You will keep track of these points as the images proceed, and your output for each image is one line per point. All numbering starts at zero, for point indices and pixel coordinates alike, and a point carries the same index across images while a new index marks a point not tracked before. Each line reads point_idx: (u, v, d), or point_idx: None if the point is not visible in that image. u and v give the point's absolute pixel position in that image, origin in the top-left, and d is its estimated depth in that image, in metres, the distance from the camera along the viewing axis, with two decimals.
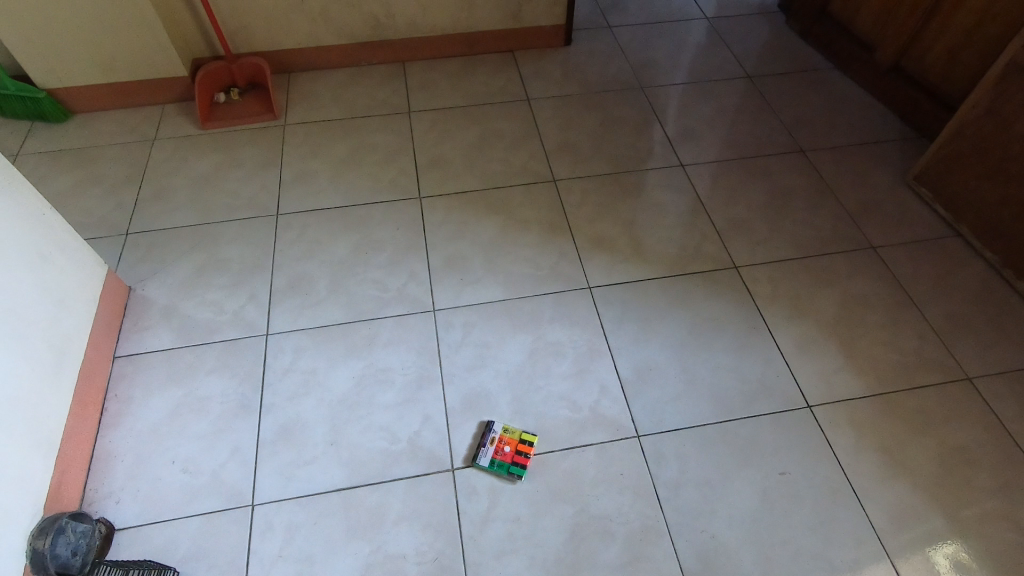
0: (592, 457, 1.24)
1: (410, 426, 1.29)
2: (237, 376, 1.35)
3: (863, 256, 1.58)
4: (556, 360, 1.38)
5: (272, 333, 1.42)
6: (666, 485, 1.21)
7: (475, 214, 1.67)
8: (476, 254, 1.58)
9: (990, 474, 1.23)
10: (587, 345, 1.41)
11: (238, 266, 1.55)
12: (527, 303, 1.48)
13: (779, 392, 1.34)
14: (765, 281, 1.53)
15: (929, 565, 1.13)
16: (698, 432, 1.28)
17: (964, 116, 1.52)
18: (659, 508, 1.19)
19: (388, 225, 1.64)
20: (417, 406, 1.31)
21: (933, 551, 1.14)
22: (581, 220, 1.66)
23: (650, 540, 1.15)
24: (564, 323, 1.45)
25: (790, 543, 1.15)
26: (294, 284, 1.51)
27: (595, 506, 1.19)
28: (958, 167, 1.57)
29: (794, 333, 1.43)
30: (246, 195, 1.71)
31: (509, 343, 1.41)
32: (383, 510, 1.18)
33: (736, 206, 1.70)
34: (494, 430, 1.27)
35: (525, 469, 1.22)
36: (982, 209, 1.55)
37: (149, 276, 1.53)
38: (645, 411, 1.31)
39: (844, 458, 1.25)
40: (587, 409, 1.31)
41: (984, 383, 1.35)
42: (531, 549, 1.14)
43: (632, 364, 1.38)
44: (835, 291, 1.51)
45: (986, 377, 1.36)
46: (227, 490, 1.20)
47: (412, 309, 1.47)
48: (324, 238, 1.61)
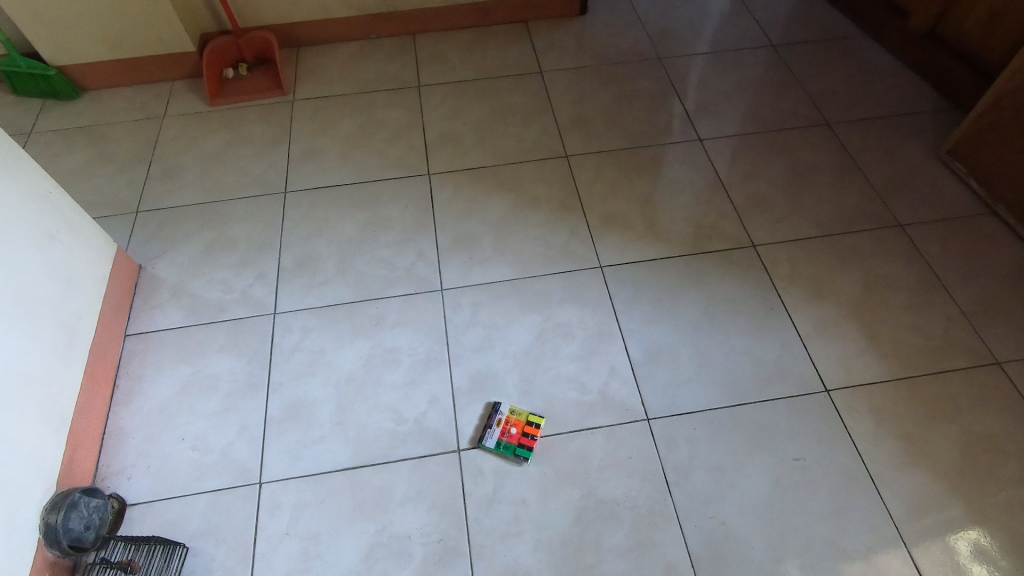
0: (600, 440, 1.22)
1: (415, 405, 1.28)
2: (245, 354, 1.35)
3: (887, 235, 1.51)
4: (565, 341, 1.35)
5: (279, 312, 1.42)
6: (676, 470, 1.18)
7: (484, 191, 1.63)
8: (487, 232, 1.55)
9: (1019, 462, 1.18)
10: (596, 326, 1.37)
11: (247, 244, 1.54)
12: (537, 283, 1.45)
13: (796, 376, 1.30)
14: (785, 261, 1.47)
15: (950, 554, 1.09)
16: (711, 416, 1.25)
17: (1002, 88, 1.43)
18: (668, 493, 1.16)
19: (395, 204, 1.61)
20: (423, 386, 1.30)
21: (954, 537, 1.11)
22: (594, 197, 1.61)
23: (665, 508, 1.14)
24: (574, 303, 1.41)
25: (804, 514, 1.14)
26: (302, 263, 1.50)
27: (602, 490, 1.17)
28: (996, 139, 1.48)
29: (813, 315, 1.38)
30: (255, 172, 1.70)
31: (517, 323, 1.38)
32: (392, 476, 1.19)
33: (757, 183, 1.63)
34: (501, 412, 1.25)
35: (532, 451, 1.20)
36: (1017, 185, 1.47)
37: (159, 255, 1.53)
38: (656, 394, 1.28)
39: (863, 444, 1.21)
40: (596, 391, 1.28)
41: (1015, 367, 1.29)
42: (538, 513, 1.14)
43: (643, 347, 1.34)
44: (857, 269, 1.45)
45: (1017, 361, 1.29)
46: (235, 468, 1.21)
47: (420, 289, 1.45)
48: (331, 216, 1.59)
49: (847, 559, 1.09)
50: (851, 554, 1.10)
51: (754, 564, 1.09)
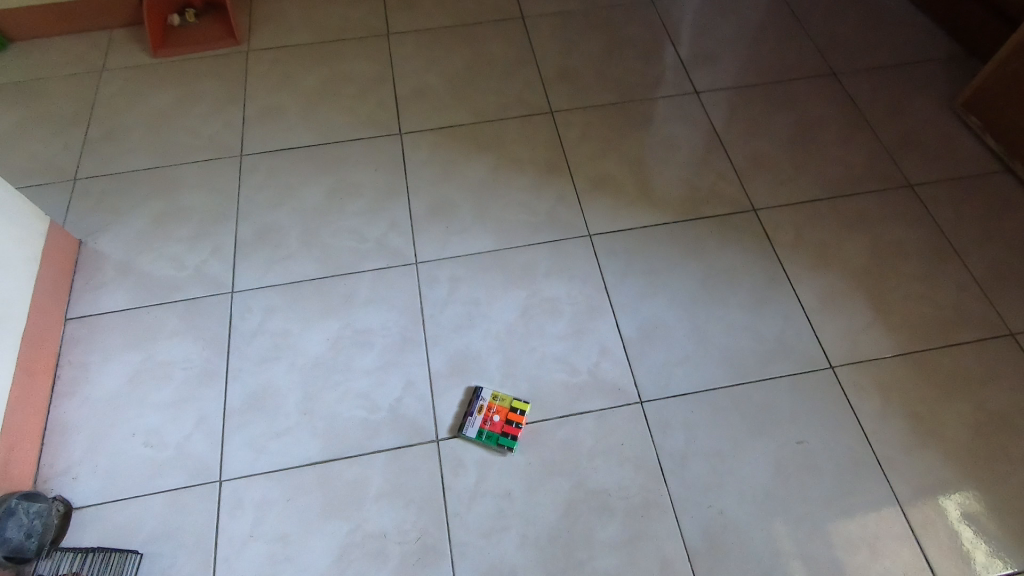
0: (590, 426, 1.13)
1: (390, 391, 1.17)
2: (201, 339, 1.23)
3: (897, 196, 1.40)
4: (552, 318, 1.25)
5: (238, 290, 1.29)
6: (671, 456, 1.10)
7: (462, 152, 1.49)
8: (465, 198, 1.41)
9: None
10: (586, 302, 1.27)
11: (200, 214, 1.40)
12: (521, 255, 1.33)
13: (799, 353, 1.21)
14: (788, 227, 1.36)
15: (953, 534, 1.04)
16: (708, 398, 1.16)
17: None
18: (663, 482, 1.08)
19: (365, 167, 1.47)
20: (398, 371, 1.19)
21: (945, 499, 1.07)
22: (583, 158, 1.47)
23: (660, 498, 1.07)
24: (561, 276, 1.30)
25: (807, 501, 1.07)
26: (262, 236, 1.36)
27: (593, 480, 1.08)
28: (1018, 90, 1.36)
29: (818, 285, 1.28)
30: (207, 133, 1.53)
31: (499, 300, 1.27)
32: (365, 469, 1.09)
33: (758, 140, 1.50)
34: (482, 398, 1.15)
35: (517, 440, 1.11)
36: None
37: (102, 228, 1.38)
38: (650, 375, 1.18)
39: (869, 424, 1.14)
40: (586, 373, 1.19)
41: None
42: (524, 507, 1.06)
43: (636, 323, 1.24)
44: (864, 235, 1.35)
45: None
46: (192, 464, 1.10)
47: (393, 262, 1.32)
48: (293, 182, 1.44)
49: (852, 548, 1.03)
50: (856, 543, 1.04)
51: (754, 556, 1.02)
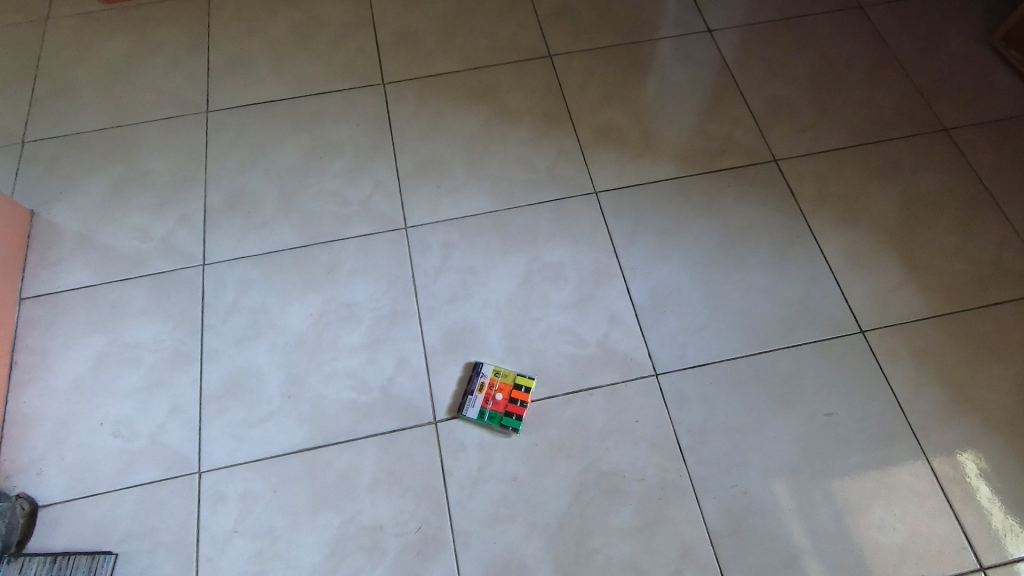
0: (601, 403, 1.04)
1: (381, 370, 1.07)
2: (171, 317, 1.12)
3: (931, 141, 1.27)
4: (556, 286, 1.14)
5: (209, 263, 1.17)
6: (690, 433, 1.02)
7: (452, 104, 1.34)
8: (457, 155, 1.28)
9: None
10: (592, 266, 1.16)
11: (164, 179, 1.26)
12: (520, 216, 1.21)
13: (826, 317, 1.11)
14: (812, 178, 1.24)
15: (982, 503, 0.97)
16: (728, 369, 1.07)
17: None
18: (682, 461, 1.00)
19: (344, 123, 1.33)
20: (389, 347, 1.09)
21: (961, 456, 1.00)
22: (585, 107, 1.33)
23: (678, 479, 0.99)
24: (565, 238, 1.19)
25: (836, 477, 0.99)
26: (233, 201, 1.23)
27: (605, 461, 1.00)
28: None
29: (846, 242, 1.17)
30: (168, 88, 1.38)
31: (498, 267, 1.16)
32: (356, 456, 1.01)
33: (778, 82, 1.36)
34: (483, 374, 1.05)
35: (521, 420, 1.02)
36: None
37: (56, 196, 1.25)
38: (664, 345, 1.08)
39: (902, 392, 1.05)
40: (594, 345, 1.09)
41: None
42: (532, 492, 0.98)
43: (648, 289, 1.14)
44: (896, 185, 1.23)
45: None
46: (168, 455, 1.01)
47: (379, 228, 1.20)
48: (266, 140, 1.31)
49: (887, 528, 0.96)
50: (891, 522, 0.96)
51: (780, 538, 0.95)
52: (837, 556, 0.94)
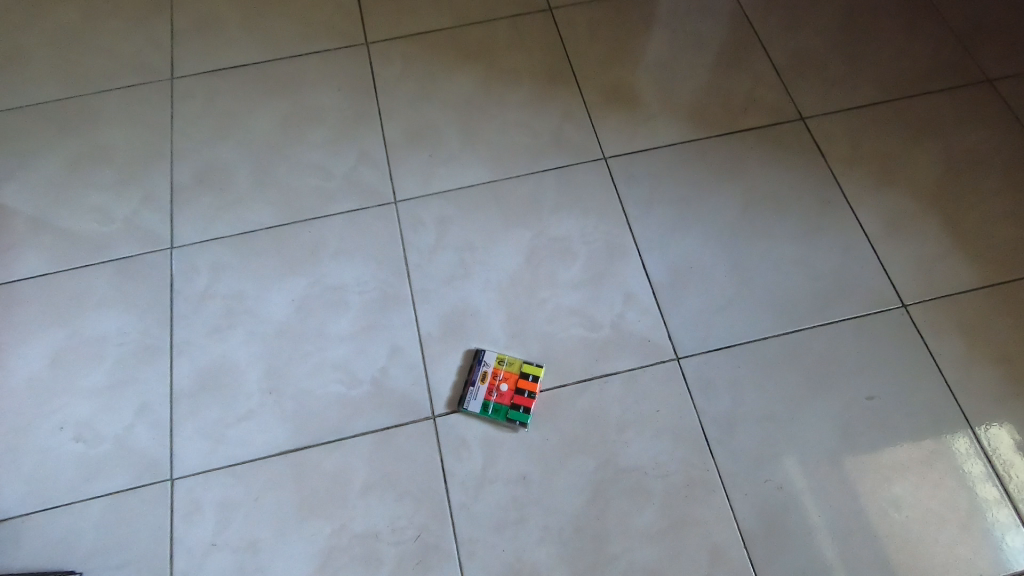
0: (618, 391, 0.94)
1: (372, 360, 0.96)
2: (137, 307, 1.01)
3: (974, 93, 1.15)
4: (564, 263, 1.03)
5: (178, 246, 1.05)
6: (717, 423, 0.92)
7: (444, 64, 1.21)
8: (451, 120, 1.16)
9: None
10: (604, 240, 1.04)
11: (126, 154, 1.14)
12: (522, 187, 1.09)
13: (864, 290, 1.00)
14: (844, 136, 1.12)
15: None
16: (757, 350, 0.96)
17: None
18: (709, 454, 0.90)
19: (324, 87, 1.20)
20: (380, 335, 0.98)
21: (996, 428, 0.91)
22: (591, 64, 1.21)
23: (705, 474, 0.89)
24: (573, 210, 1.07)
25: (880, 467, 0.89)
26: (204, 177, 1.11)
27: (624, 456, 0.90)
28: None
29: (883, 207, 1.06)
30: (128, 52, 1.24)
31: (499, 243, 1.05)
32: (347, 457, 0.90)
33: (804, 32, 1.23)
34: (485, 363, 0.95)
35: (530, 413, 0.92)
36: None
37: (6, 176, 1.12)
38: (686, 326, 0.98)
39: (950, 372, 0.95)
40: (608, 327, 0.98)
41: None
42: (543, 492, 0.88)
43: (666, 264, 1.02)
44: (937, 142, 1.11)
45: None
46: (136, 461, 0.90)
47: (366, 203, 1.08)
48: (238, 109, 1.18)
49: (939, 523, 0.86)
50: (944, 516, 0.87)
51: (821, 537, 0.86)
52: (884, 556, 0.85)
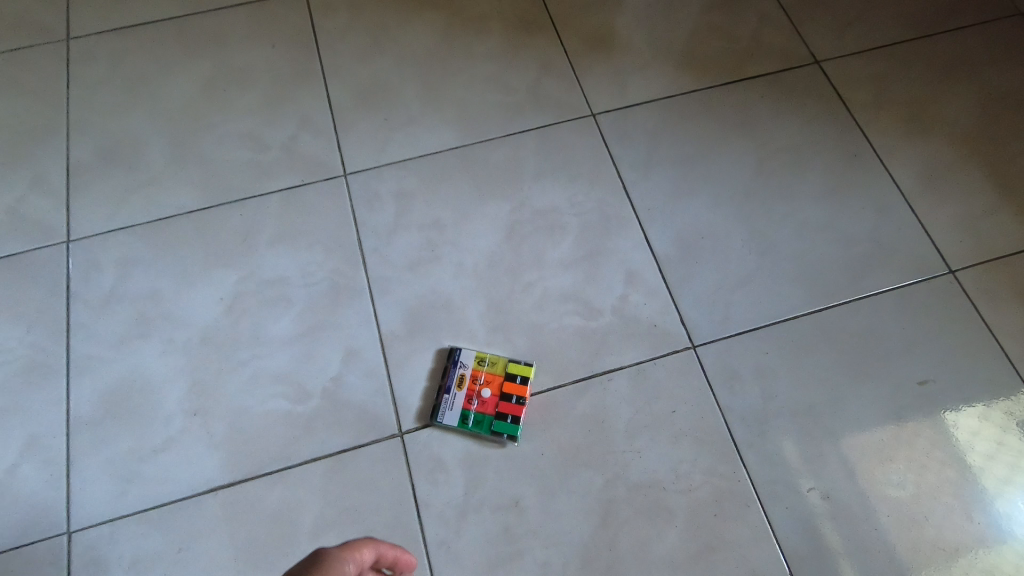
0: (624, 390, 0.77)
1: (322, 367, 0.78)
2: (25, 316, 0.81)
3: (1007, 27, 1.01)
4: (552, 238, 0.86)
5: (77, 239, 0.85)
6: (745, 422, 0.76)
7: (397, 11, 1.02)
8: (409, 76, 0.97)
9: None
10: (597, 210, 0.88)
11: (10, 129, 0.93)
12: (497, 151, 0.92)
13: (904, 256, 0.85)
14: (866, 80, 0.97)
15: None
16: (786, 332, 0.81)
17: None
18: (739, 460, 0.74)
19: (254, 43, 1.00)
20: (331, 336, 0.80)
21: None
22: (570, 8, 1.03)
23: (737, 486, 0.73)
24: (558, 177, 0.90)
25: (940, 463, 0.75)
26: (108, 154, 0.91)
27: (636, 469, 0.74)
28: None
29: (915, 159, 0.91)
30: (11, 8, 1.02)
31: (472, 218, 0.87)
32: (295, 491, 0.72)
33: None
34: (462, 365, 0.78)
35: (519, 423, 0.75)
36: None
37: None
38: (700, 307, 0.82)
39: (1011, 346, 0.80)
40: (608, 313, 0.81)
41: None
42: (541, 520, 0.72)
43: (672, 235, 0.86)
44: (970, 83, 0.96)
45: None
46: (23, 511, 0.71)
47: (309, 178, 0.90)
48: (149, 71, 0.97)
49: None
50: None
51: (880, 555, 0.71)
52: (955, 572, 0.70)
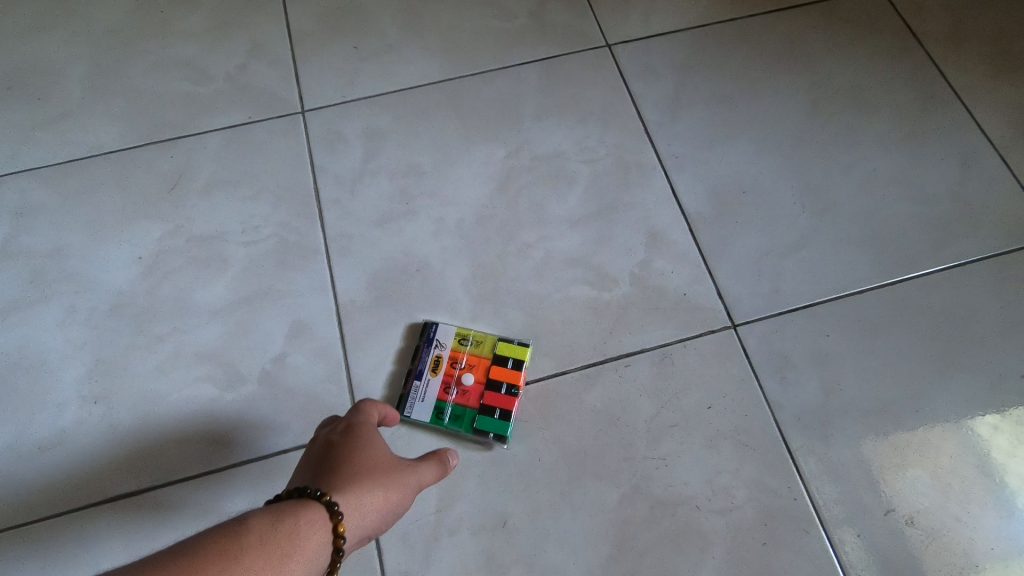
0: (645, 379, 0.61)
1: (263, 345, 0.62)
2: None
3: None
4: (556, 190, 0.69)
5: None
6: (801, 423, 0.59)
7: None
8: None
9: None
10: (612, 158, 0.71)
11: None
12: (491, 86, 0.75)
13: (998, 217, 0.68)
14: (942, 9, 0.79)
15: None
16: (851, 309, 0.64)
17: None
18: (795, 472, 0.58)
19: None
20: (276, 305, 0.63)
21: None
22: None
23: (791, 506, 0.57)
24: (565, 117, 0.73)
25: None
26: (14, 84, 0.74)
27: (660, 481, 0.57)
28: None
29: (1006, 102, 0.74)
30: None
31: (457, 166, 0.70)
32: (220, 502, 0.56)
33: None
34: (439, 344, 0.61)
35: (510, 419, 0.58)
36: None
37: None
38: (742, 278, 0.65)
39: None
40: (626, 283, 0.64)
41: None
42: (537, 546, 0.55)
43: (705, 189, 0.69)
44: None
45: None
46: None
47: (259, 114, 0.73)
48: None
49: None
50: None
51: None
52: None
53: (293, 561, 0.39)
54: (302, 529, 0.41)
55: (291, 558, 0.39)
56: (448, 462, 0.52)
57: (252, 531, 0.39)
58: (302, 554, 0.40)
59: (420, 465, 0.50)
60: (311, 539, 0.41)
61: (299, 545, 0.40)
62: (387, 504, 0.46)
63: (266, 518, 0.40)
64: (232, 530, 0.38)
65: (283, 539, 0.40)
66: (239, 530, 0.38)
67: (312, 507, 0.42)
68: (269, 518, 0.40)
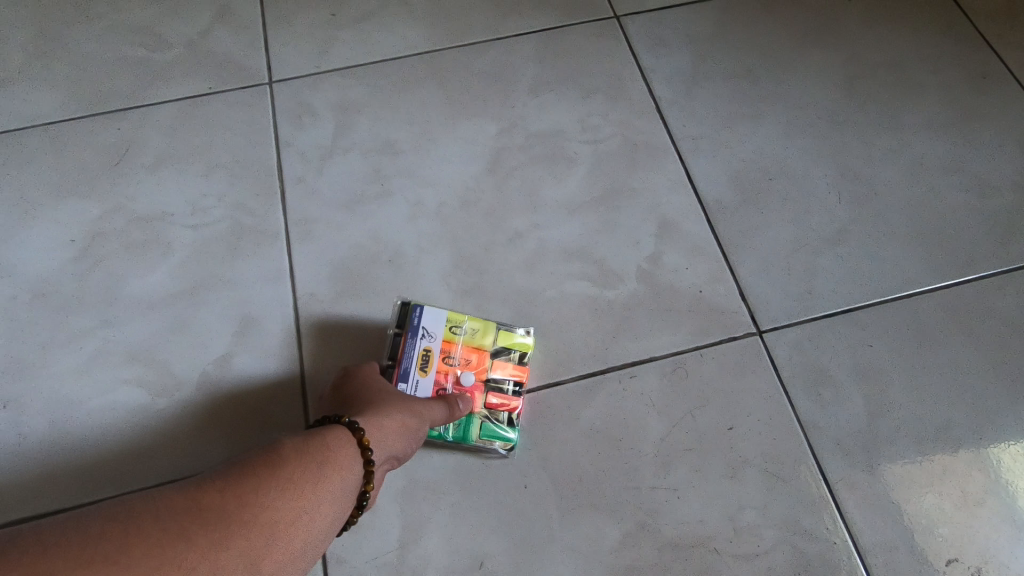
0: (654, 391, 0.51)
1: (205, 343, 0.53)
2: None
3: None
4: (553, 172, 0.60)
5: None
6: (841, 449, 0.49)
7: None
8: None
9: None
10: (618, 138, 0.62)
11: None
12: (483, 57, 0.66)
13: None
14: None
15: None
16: (898, 314, 0.54)
17: None
18: (835, 509, 0.48)
19: None
20: (223, 296, 0.55)
21: None
22: None
23: (828, 551, 0.47)
24: (567, 92, 0.64)
25: None
26: None
27: (670, 516, 0.47)
28: None
29: None
30: None
31: (441, 144, 0.61)
32: None
33: None
34: (427, 334, 0.48)
35: (517, 423, 0.49)
36: None
37: None
38: (769, 276, 0.55)
39: None
40: (631, 279, 0.55)
41: None
42: None
43: (726, 174, 0.60)
44: None
45: None
46: None
47: (219, 83, 0.64)
48: None
49: None
50: None
51: None
52: None
53: (329, 472, 0.39)
54: (331, 446, 0.40)
55: (328, 469, 0.39)
56: (455, 408, 0.46)
57: (288, 448, 0.38)
58: (337, 467, 0.39)
59: (431, 401, 0.46)
60: (344, 454, 0.40)
61: (333, 459, 0.39)
62: (412, 428, 0.44)
63: (298, 438, 0.39)
64: (269, 447, 0.38)
65: (317, 453, 0.39)
66: (276, 446, 0.38)
67: (337, 428, 0.41)
68: (301, 437, 0.39)
